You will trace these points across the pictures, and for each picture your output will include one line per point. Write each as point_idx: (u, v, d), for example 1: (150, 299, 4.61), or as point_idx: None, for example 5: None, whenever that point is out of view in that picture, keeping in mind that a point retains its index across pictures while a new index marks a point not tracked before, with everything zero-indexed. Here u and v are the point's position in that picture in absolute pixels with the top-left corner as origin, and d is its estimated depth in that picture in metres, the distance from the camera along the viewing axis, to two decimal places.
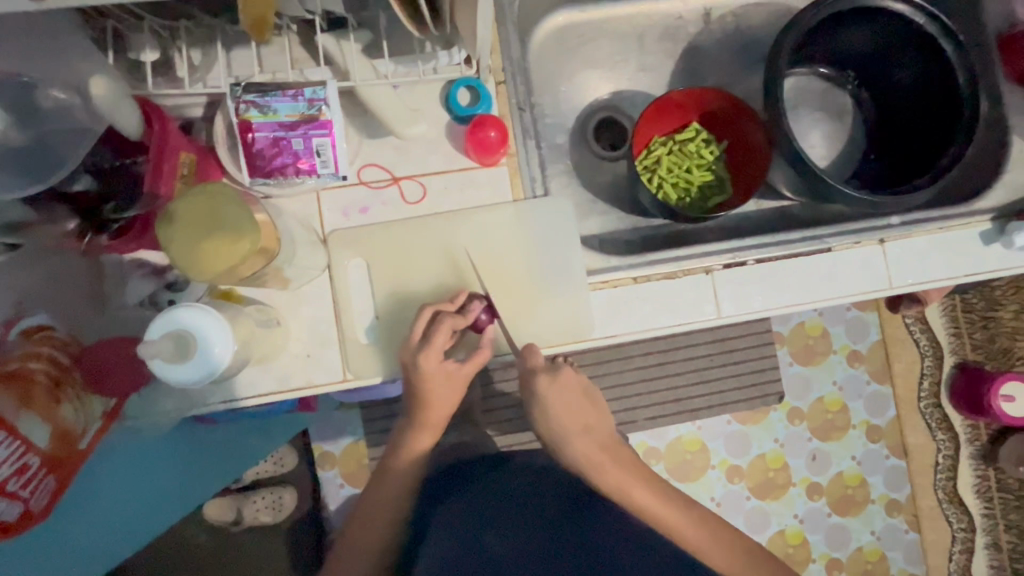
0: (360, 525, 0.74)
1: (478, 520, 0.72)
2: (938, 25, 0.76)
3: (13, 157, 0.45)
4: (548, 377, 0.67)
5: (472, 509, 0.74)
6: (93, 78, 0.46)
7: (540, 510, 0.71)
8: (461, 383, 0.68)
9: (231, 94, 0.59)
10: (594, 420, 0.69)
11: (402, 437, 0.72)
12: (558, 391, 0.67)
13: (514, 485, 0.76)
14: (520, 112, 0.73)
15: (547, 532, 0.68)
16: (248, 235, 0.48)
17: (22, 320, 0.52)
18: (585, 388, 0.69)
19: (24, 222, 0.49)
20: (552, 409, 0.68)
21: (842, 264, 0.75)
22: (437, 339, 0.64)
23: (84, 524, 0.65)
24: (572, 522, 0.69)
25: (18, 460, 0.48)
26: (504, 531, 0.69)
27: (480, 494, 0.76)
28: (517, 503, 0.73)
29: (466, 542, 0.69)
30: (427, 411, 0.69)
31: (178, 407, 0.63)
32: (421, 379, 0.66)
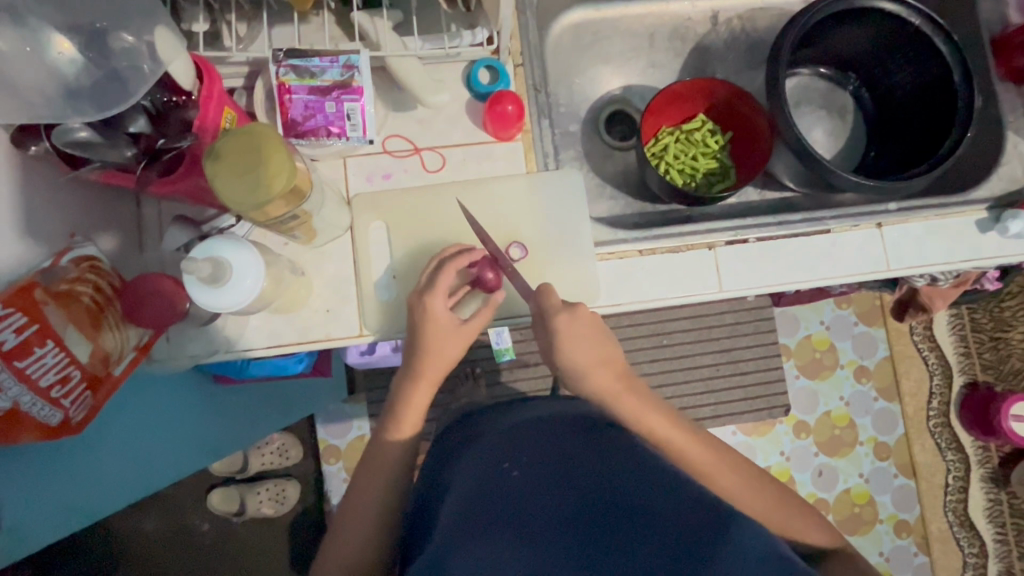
0: (370, 467, 0.71)
1: (496, 453, 0.61)
2: (930, 24, 0.81)
3: (88, 92, 0.50)
4: (575, 329, 0.67)
5: (492, 445, 0.63)
6: (159, 30, 0.51)
7: (572, 445, 0.60)
8: (467, 337, 0.68)
9: (273, 58, 0.65)
10: (610, 352, 0.68)
11: (403, 392, 0.71)
12: (575, 326, 0.67)
13: (539, 419, 0.66)
14: (536, 93, 0.78)
15: (587, 471, 0.56)
16: (285, 175, 0.53)
17: (73, 248, 0.56)
18: (598, 322, 0.69)
19: (88, 142, 0.53)
20: (569, 347, 0.67)
21: (841, 244, 0.78)
22: (443, 284, 0.67)
23: (97, 449, 0.68)
24: (614, 460, 0.58)
25: (63, 369, 0.52)
26: (528, 464, 0.58)
27: (499, 429, 0.66)
28: (545, 439, 0.61)
29: (484, 478, 0.58)
30: (428, 361, 0.68)
31: (200, 352, 0.68)
32: (426, 319, 0.67)
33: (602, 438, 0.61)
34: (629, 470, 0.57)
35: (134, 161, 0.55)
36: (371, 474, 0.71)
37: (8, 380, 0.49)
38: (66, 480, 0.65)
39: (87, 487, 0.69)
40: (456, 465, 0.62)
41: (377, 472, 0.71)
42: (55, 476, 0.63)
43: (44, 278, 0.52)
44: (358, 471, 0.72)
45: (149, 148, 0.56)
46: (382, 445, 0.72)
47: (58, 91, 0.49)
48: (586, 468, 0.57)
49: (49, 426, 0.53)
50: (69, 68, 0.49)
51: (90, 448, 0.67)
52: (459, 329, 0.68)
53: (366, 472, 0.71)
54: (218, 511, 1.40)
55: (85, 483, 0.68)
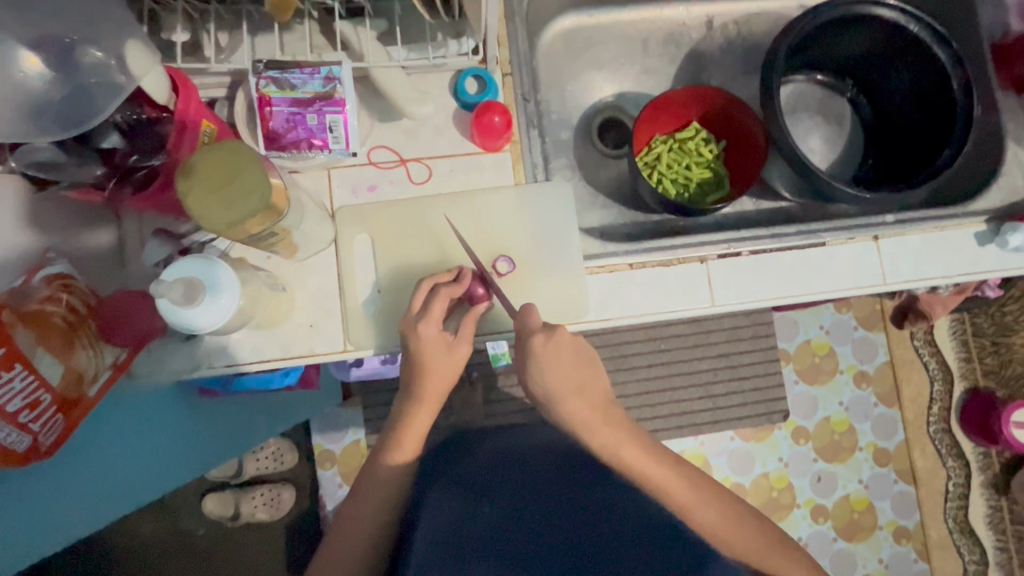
0: (368, 493, 0.71)
1: (475, 494, 0.70)
2: (929, 31, 0.79)
3: (54, 109, 0.49)
4: (553, 352, 0.64)
5: (470, 485, 0.72)
6: (129, 44, 0.50)
7: (541, 487, 0.69)
8: (459, 360, 0.67)
9: (253, 70, 0.63)
10: (589, 383, 0.67)
11: (401, 413, 0.71)
12: (556, 350, 0.64)
13: (510, 463, 0.76)
14: (525, 102, 0.76)
15: (554, 508, 0.65)
16: (263, 191, 0.51)
17: (47, 266, 0.55)
18: (580, 346, 0.66)
19: (56, 162, 0.52)
20: (549, 371, 0.65)
21: (836, 258, 0.76)
22: (435, 309, 0.65)
23: (94, 471, 0.67)
24: (579, 498, 0.66)
25: (31, 394, 0.51)
26: (503, 504, 0.67)
27: (477, 473, 0.75)
28: (517, 483, 0.71)
29: (462, 516, 0.66)
30: (423, 383, 0.67)
31: (183, 368, 0.66)
32: (418, 344, 0.66)
33: (569, 478, 0.71)
34: (594, 504, 0.65)
35: (105, 177, 0.55)
36: (367, 500, 0.71)
37: None
38: (56, 506, 0.63)
39: (78, 517, 0.67)
40: (434, 502, 0.70)
41: (374, 496, 0.71)
42: (39, 502, 0.60)
43: (15, 299, 0.52)
44: (354, 492, 0.72)
45: (121, 163, 0.55)
46: (381, 470, 0.71)
47: (25, 106, 0.48)
48: (555, 506, 0.65)
49: (17, 452, 0.51)
50: (36, 83, 0.48)
51: (78, 472, 0.65)
52: (450, 353, 0.66)
53: (361, 496, 0.71)
54: (213, 516, 1.38)
55: (73, 508, 0.66)
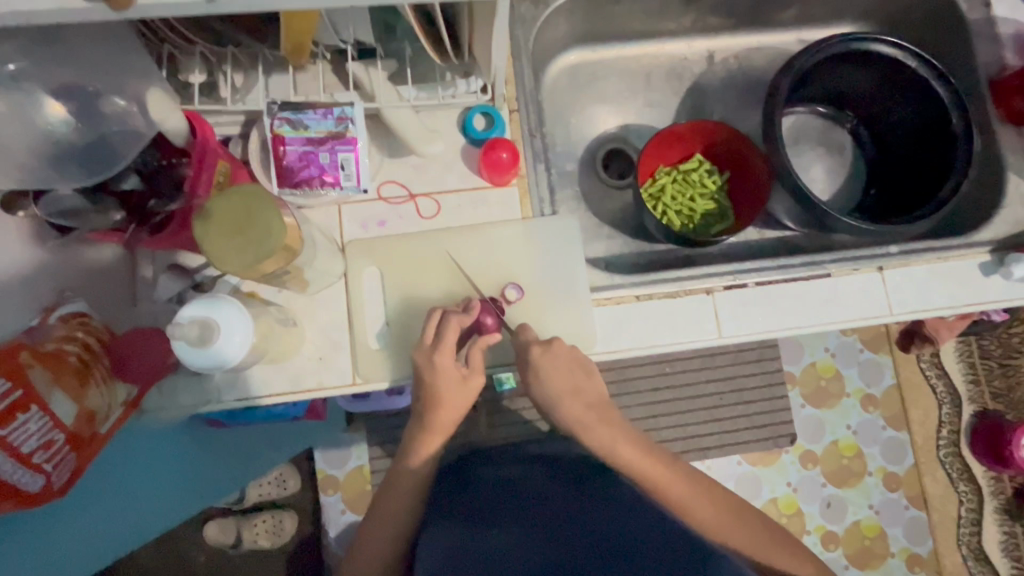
0: (382, 517, 0.72)
1: (483, 522, 0.66)
2: (927, 66, 0.81)
3: (77, 155, 0.51)
4: (551, 365, 0.66)
5: (477, 512, 0.68)
6: (152, 92, 0.52)
7: (548, 508, 0.66)
8: (476, 389, 0.68)
9: (268, 111, 0.65)
10: (584, 385, 0.68)
11: (408, 442, 0.71)
12: (553, 361, 0.66)
13: (519, 486, 0.71)
14: (531, 137, 0.78)
15: (567, 529, 0.61)
16: (275, 231, 0.52)
17: (60, 307, 0.56)
18: (577, 354, 0.68)
19: (77, 208, 0.53)
20: (547, 380, 0.67)
21: (842, 289, 0.77)
22: (448, 338, 0.66)
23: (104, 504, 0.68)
24: (594, 519, 0.63)
25: (46, 433, 0.52)
26: (515, 534, 0.63)
27: (483, 498, 0.71)
28: (528, 508, 0.66)
29: (471, 549, 0.63)
30: (436, 414, 0.68)
31: (193, 403, 0.66)
32: (434, 375, 0.66)
33: (585, 498, 0.66)
34: (609, 522, 0.62)
35: (124, 223, 0.55)
36: (381, 523, 0.72)
37: None
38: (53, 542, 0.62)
39: (70, 550, 0.66)
40: (438, 533, 0.68)
41: (389, 524, 0.72)
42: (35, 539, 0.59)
43: (31, 338, 0.53)
44: (369, 518, 0.73)
45: (139, 207, 0.55)
46: (391, 497, 0.72)
47: (50, 152, 0.50)
48: (567, 530, 0.61)
49: (29, 493, 0.52)
50: (61, 130, 0.49)
51: (79, 504, 0.64)
52: (464, 383, 0.67)
53: (375, 525, 0.72)
54: (214, 543, 1.39)
55: (73, 541, 0.66)
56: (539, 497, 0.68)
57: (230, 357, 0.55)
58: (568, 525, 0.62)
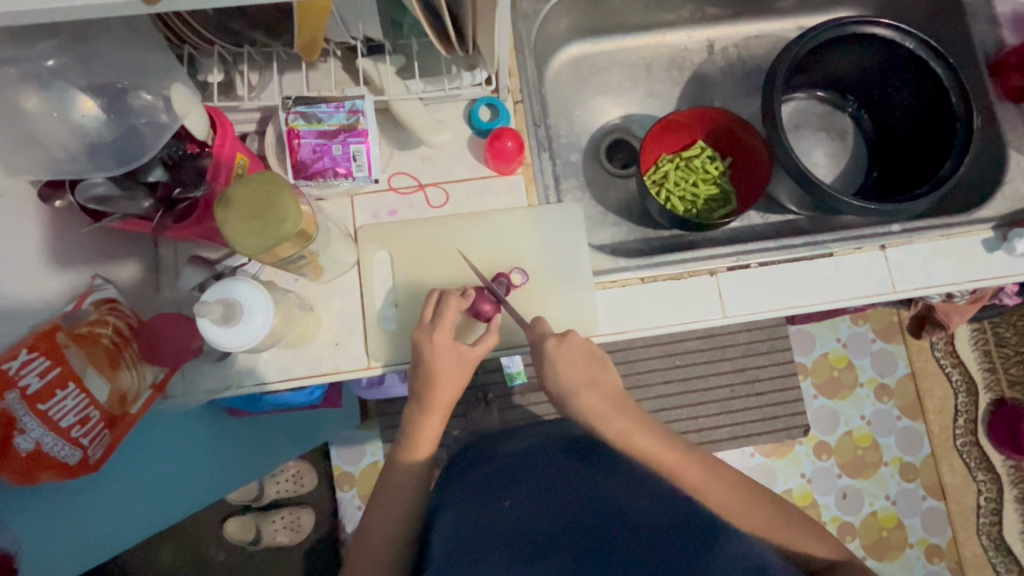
0: (385, 499, 0.71)
1: (496, 493, 0.65)
2: (925, 47, 0.82)
3: (109, 147, 0.54)
4: (566, 355, 0.69)
5: (492, 486, 0.67)
6: (175, 87, 0.56)
7: (561, 481, 0.64)
8: (469, 364, 0.69)
9: (283, 106, 0.68)
10: (600, 375, 0.69)
11: (410, 423, 0.72)
12: (567, 355, 0.69)
13: (531, 461, 0.70)
14: (535, 127, 0.80)
15: (583, 498, 0.60)
16: (291, 216, 0.55)
17: (95, 292, 0.59)
18: (591, 351, 0.70)
19: (108, 195, 0.55)
20: (562, 372, 0.68)
21: (845, 267, 0.78)
22: (448, 315, 0.68)
23: (126, 490, 0.71)
24: (614, 493, 0.61)
25: (82, 410, 0.55)
26: (529, 501, 0.62)
27: (495, 473, 0.70)
28: (541, 478, 0.65)
29: (486, 518, 0.62)
30: (434, 390, 0.69)
31: (215, 388, 0.69)
32: (432, 353, 0.67)
33: (602, 472, 0.65)
34: (625, 496, 0.60)
35: (153, 209, 0.58)
36: (386, 502, 0.70)
37: (32, 421, 0.51)
38: (67, 518, 0.62)
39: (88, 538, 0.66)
40: (452, 509, 0.67)
41: (393, 504, 0.70)
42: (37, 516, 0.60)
43: (67, 321, 0.55)
44: (372, 502, 0.71)
45: (166, 197, 0.58)
46: (398, 476, 0.72)
47: (82, 147, 0.53)
48: (581, 498, 0.60)
49: (70, 466, 0.55)
50: (93, 126, 0.53)
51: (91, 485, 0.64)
52: (461, 359, 0.69)
53: (380, 505, 0.71)
54: (233, 540, 1.41)
55: (89, 520, 0.65)
56: (552, 470, 0.66)
57: (241, 338, 0.57)
58: (585, 499, 0.60)
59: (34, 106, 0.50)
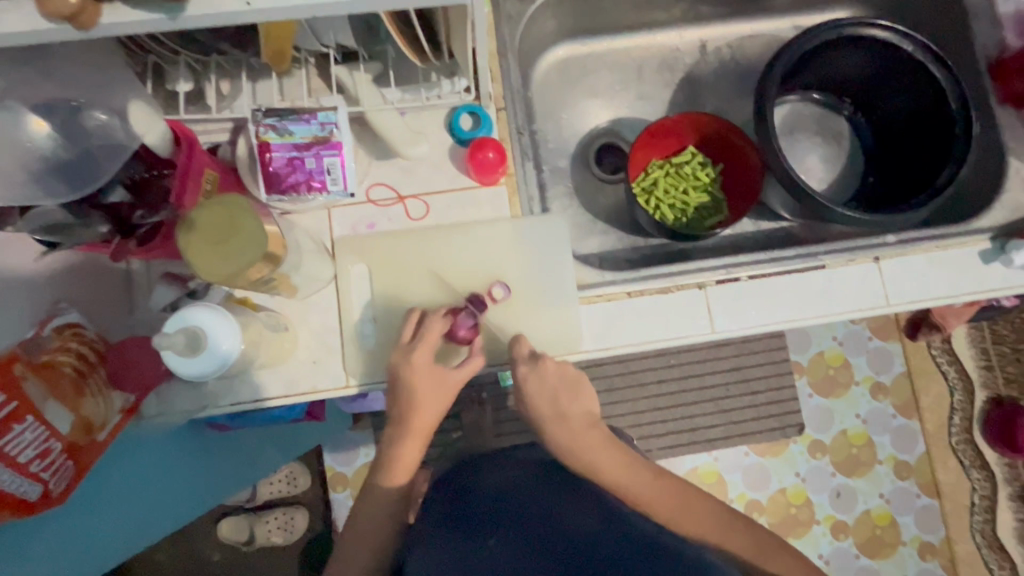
0: (362, 521, 0.70)
1: (480, 525, 0.64)
2: (922, 50, 0.79)
3: (62, 170, 0.51)
4: (538, 385, 0.68)
5: (479, 517, 0.66)
6: (133, 104, 0.53)
7: (542, 520, 0.62)
8: (451, 389, 0.68)
9: (252, 118, 0.65)
10: (572, 407, 0.68)
11: (387, 445, 0.70)
12: (540, 381, 0.68)
13: (526, 490, 0.69)
14: (519, 135, 0.77)
15: (566, 538, 0.58)
16: (258, 240, 0.53)
17: (56, 318, 0.57)
18: (565, 371, 0.69)
19: (65, 223, 0.52)
20: (533, 399, 0.68)
21: (836, 279, 0.76)
22: (430, 335, 0.67)
23: (101, 514, 0.70)
24: (599, 534, 0.58)
25: (43, 443, 0.53)
26: (514, 535, 0.61)
27: (487, 498, 0.69)
28: (528, 513, 0.64)
29: (468, 553, 0.60)
30: (414, 416, 0.68)
31: (191, 408, 0.68)
32: (411, 374, 0.67)
33: (594, 512, 0.62)
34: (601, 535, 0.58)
35: (112, 234, 0.55)
36: (362, 526, 0.70)
37: None
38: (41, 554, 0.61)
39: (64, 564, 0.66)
40: (434, 537, 0.65)
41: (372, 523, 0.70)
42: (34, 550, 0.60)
43: (26, 350, 0.54)
44: (351, 520, 0.71)
45: (126, 219, 0.55)
46: (374, 498, 0.70)
47: (31, 169, 0.50)
48: (563, 538, 0.58)
49: (28, 502, 0.53)
50: (47, 146, 0.50)
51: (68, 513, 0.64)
52: (444, 381, 0.67)
53: (355, 528, 0.70)
54: (227, 540, 1.41)
55: (71, 547, 0.67)
56: (536, 507, 0.64)
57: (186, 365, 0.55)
58: (558, 536, 0.58)
59: None
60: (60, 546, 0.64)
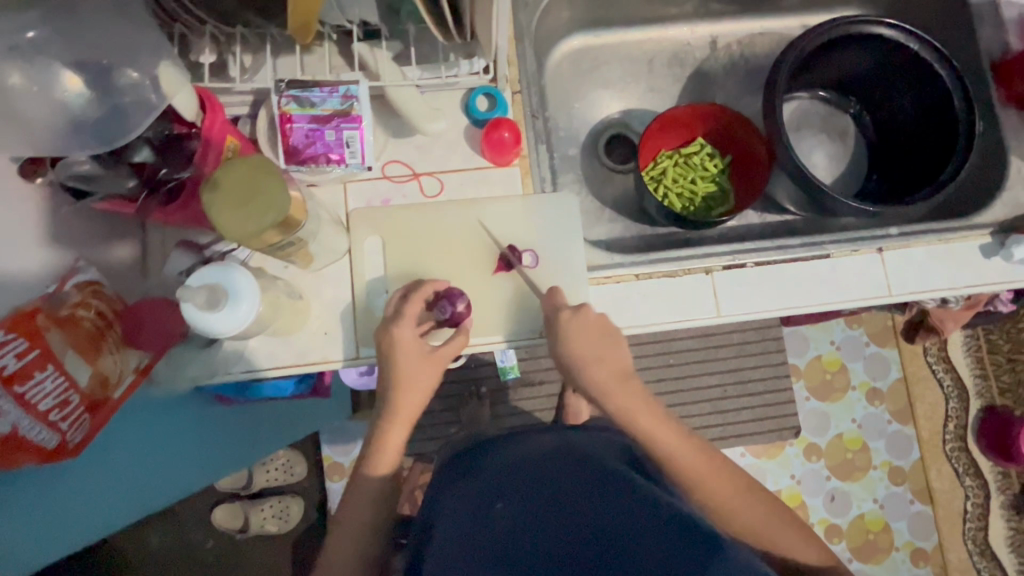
0: (351, 504, 0.69)
1: (488, 496, 0.60)
2: (928, 49, 0.81)
3: (95, 125, 0.52)
4: (578, 328, 0.67)
5: (486, 487, 0.62)
6: (163, 67, 0.54)
7: (553, 493, 0.57)
8: (438, 365, 0.67)
9: (275, 89, 0.67)
10: (610, 355, 0.67)
11: (376, 426, 0.68)
12: (580, 326, 0.67)
13: (536, 462, 0.63)
14: (533, 119, 0.79)
15: (566, 507, 0.54)
16: (278, 207, 0.54)
17: (78, 273, 0.58)
18: (604, 323, 0.68)
19: (92, 173, 0.54)
20: (572, 343, 0.66)
21: (840, 269, 0.77)
22: (410, 310, 0.67)
23: (105, 476, 0.70)
24: (601, 503, 0.54)
25: (62, 393, 0.55)
26: (516, 504, 0.57)
27: (495, 473, 0.64)
28: (534, 481, 0.59)
29: (471, 525, 0.57)
30: (399, 389, 0.66)
31: (200, 373, 0.68)
32: (394, 347, 0.65)
33: (602, 480, 0.58)
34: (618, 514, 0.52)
35: (137, 190, 0.57)
36: (353, 511, 0.69)
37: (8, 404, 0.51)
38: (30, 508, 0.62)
39: (62, 520, 0.66)
40: (443, 516, 0.62)
41: (365, 505, 0.69)
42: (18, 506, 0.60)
43: (48, 304, 0.55)
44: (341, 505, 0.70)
45: (151, 179, 0.57)
46: (363, 483, 0.69)
47: (66, 125, 0.51)
48: (563, 510, 0.54)
49: (48, 450, 0.54)
50: (76, 102, 0.51)
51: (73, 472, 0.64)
52: (428, 357, 0.66)
53: (347, 511, 0.69)
54: (222, 528, 1.39)
55: (70, 505, 0.67)
56: (547, 479, 0.59)
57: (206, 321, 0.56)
58: (572, 513, 0.53)
59: (17, 81, 0.49)
60: (59, 500, 0.65)
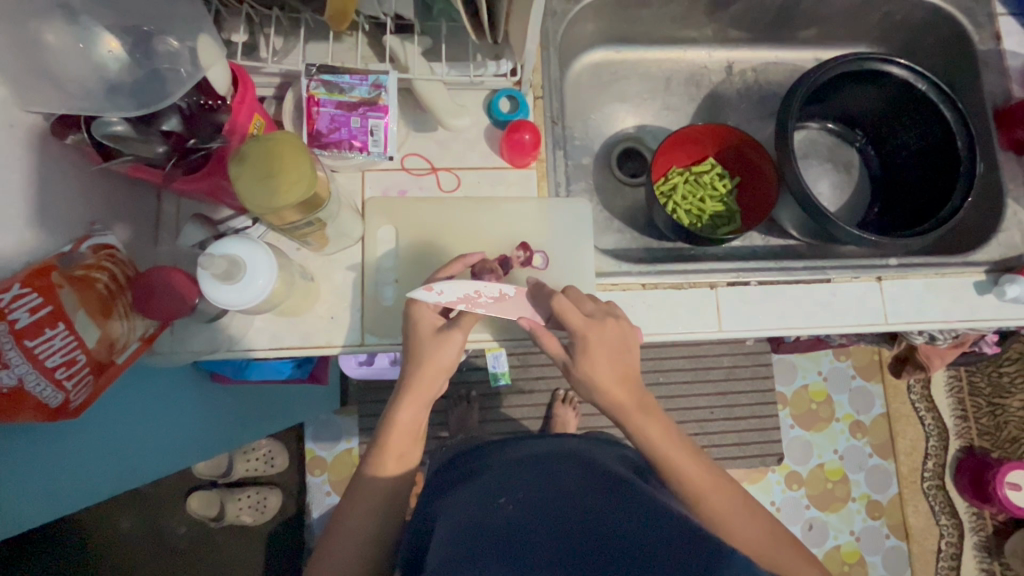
0: (358, 501, 0.63)
1: (495, 492, 0.59)
2: (935, 90, 0.84)
3: (131, 89, 0.53)
4: (603, 342, 0.62)
5: (488, 487, 0.61)
6: (201, 39, 0.55)
7: (565, 496, 0.55)
8: (457, 342, 0.63)
9: (306, 73, 0.68)
10: (632, 368, 0.64)
11: (389, 410, 0.64)
12: (604, 336, 0.62)
13: (547, 467, 0.62)
14: (553, 124, 0.80)
15: (574, 511, 0.52)
16: (306, 180, 0.55)
17: (95, 235, 0.58)
18: (622, 333, 0.63)
19: (121, 133, 0.54)
20: (595, 357, 0.62)
21: (839, 295, 0.79)
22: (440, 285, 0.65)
23: (97, 447, 0.69)
24: (612, 510, 0.52)
25: (69, 352, 0.54)
26: (522, 500, 0.56)
27: (502, 472, 0.64)
28: (543, 487, 0.58)
29: (475, 517, 0.55)
30: (417, 366, 0.63)
31: (202, 349, 0.69)
32: (415, 325, 0.63)
33: (611, 492, 0.56)
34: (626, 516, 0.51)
35: (166, 156, 0.57)
36: (356, 508, 0.63)
37: (17, 358, 0.49)
38: (26, 481, 0.58)
39: (56, 489, 0.63)
40: (452, 510, 0.59)
41: (367, 505, 0.63)
42: (24, 476, 0.58)
43: (62, 261, 0.54)
44: (346, 501, 0.64)
45: (179, 145, 0.57)
46: (370, 477, 0.64)
47: (101, 86, 0.52)
48: (570, 513, 0.52)
49: (49, 408, 0.53)
50: (114, 65, 0.52)
51: (66, 442, 0.63)
52: (444, 335, 0.62)
53: (351, 509, 0.63)
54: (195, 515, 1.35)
55: (61, 478, 0.63)
56: (554, 481, 0.59)
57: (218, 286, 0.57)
58: (579, 511, 0.52)
59: (53, 38, 0.50)
60: (53, 471, 0.62)
